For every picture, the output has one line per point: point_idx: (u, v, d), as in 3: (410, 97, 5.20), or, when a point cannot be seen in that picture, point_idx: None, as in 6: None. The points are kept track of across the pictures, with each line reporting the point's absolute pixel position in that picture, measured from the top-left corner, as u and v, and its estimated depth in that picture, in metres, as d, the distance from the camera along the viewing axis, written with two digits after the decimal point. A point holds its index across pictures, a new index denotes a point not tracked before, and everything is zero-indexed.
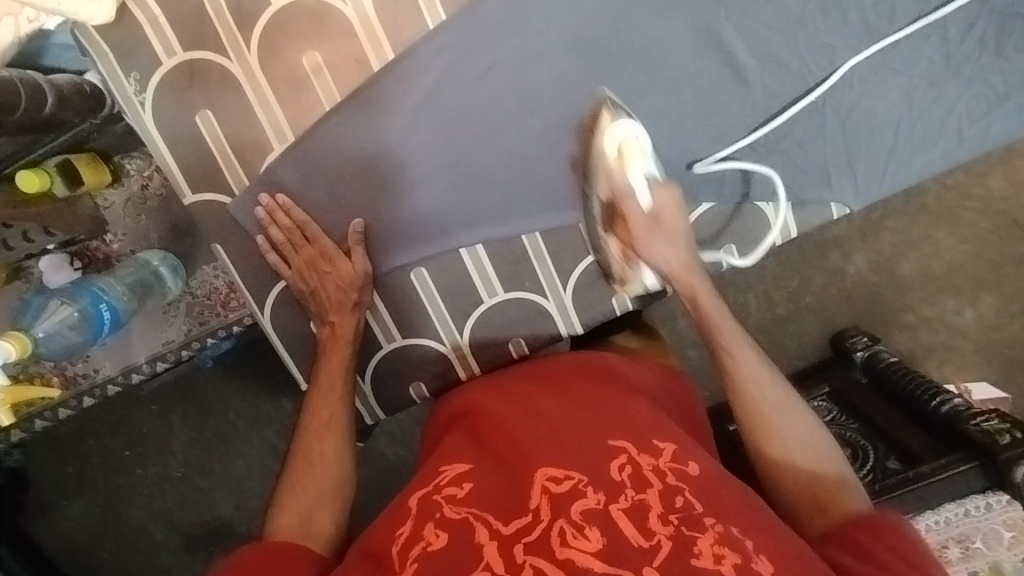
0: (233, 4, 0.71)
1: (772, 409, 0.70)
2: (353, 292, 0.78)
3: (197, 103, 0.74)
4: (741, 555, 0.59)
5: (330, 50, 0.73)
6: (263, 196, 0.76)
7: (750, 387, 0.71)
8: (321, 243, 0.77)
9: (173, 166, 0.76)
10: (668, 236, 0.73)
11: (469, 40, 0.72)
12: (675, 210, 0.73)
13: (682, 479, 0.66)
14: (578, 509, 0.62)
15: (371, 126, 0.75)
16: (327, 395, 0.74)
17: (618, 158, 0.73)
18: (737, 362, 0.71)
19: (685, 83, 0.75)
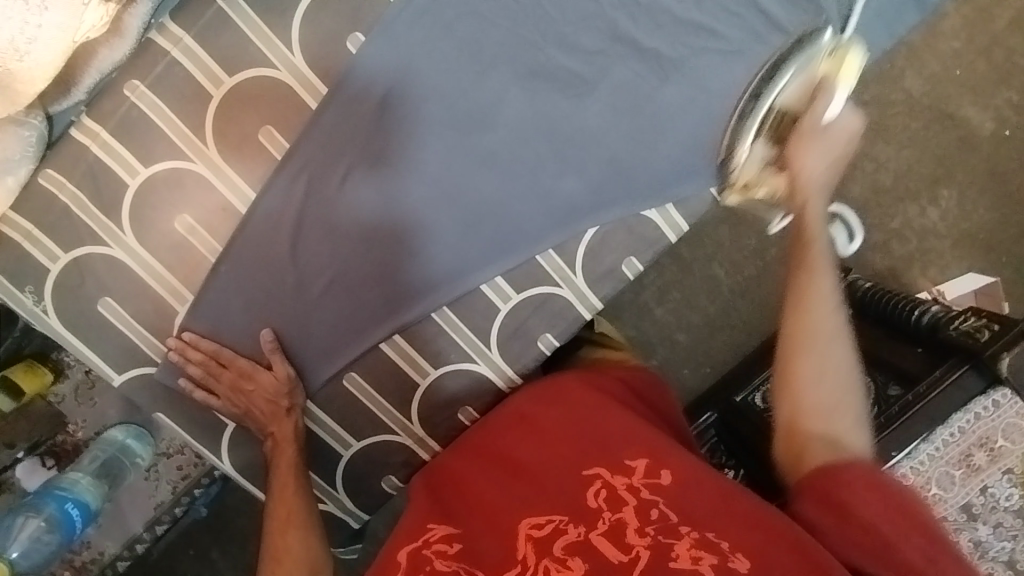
0: (95, 195, 0.74)
1: (826, 335, 0.62)
2: (283, 399, 0.79)
3: (95, 294, 0.77)
4: (719, 556, 0.56)
5: (196, 209, 0.76)
6: (171, 339, 0.78)
7: (814, 305, 0.63)
8: (237, 364, 0.79)
9: (93, 356, 0.79)
10: (822, 152, 0.66)
11: (316, 160, 0.75)
12: (849, 140, 0.67)
13: (660, 489, 0.63)
14: (560, 546, 0.61)
15: (262, 261, 0.77)
16: (281, 496, 0.76)
17: (835, 60, 0.75)
18: (818, 275, 0.64)
19: (531, 125, 0.75)
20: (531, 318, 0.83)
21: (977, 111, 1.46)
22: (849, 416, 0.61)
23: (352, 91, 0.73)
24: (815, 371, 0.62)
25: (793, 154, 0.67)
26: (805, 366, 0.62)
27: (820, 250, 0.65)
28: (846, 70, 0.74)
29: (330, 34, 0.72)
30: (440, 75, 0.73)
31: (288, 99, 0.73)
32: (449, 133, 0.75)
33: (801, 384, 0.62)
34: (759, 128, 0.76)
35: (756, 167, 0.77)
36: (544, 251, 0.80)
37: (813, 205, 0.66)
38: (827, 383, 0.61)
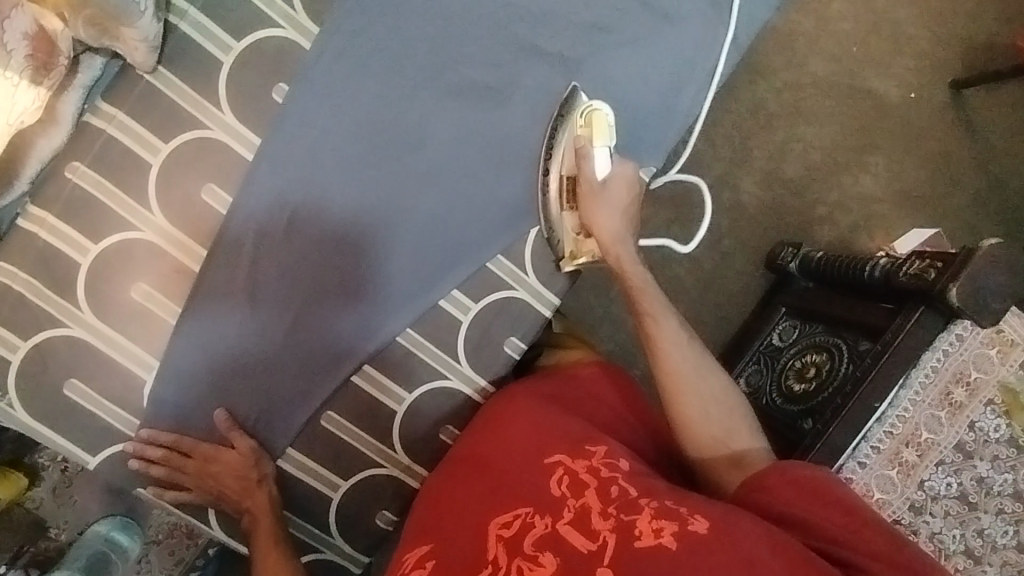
0: (49, 280, 0.75)
1: (682, 374, 0.78)
2: (251, 471, 0.80)
3: (59, 378, 0.77)
4: (678, 522, 0.64)
5: (151, 276, 0.77)
6: (128, 452, 0.79)
7: (668, 351, 0.79)
8: (199, 450, 0.79)
9: (64, 442, 0.79)
10: (612, 205, 0.80)
11: (261, 208, 0.78)
12: (626, 191, 0.80)
13: (618, 472, 0.70)
14: (531, 541, 0.66)
15: (223, 315, 0.79)
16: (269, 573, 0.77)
17: (586, 128, 0.79)
18: (659, 325, 0.80)
19: (467, 133, 0.80)
20: (494, 324, 0.85)
21: (881, 83, 1.58)
22: (743, 431, 0.76)
23: (283, 139, 0.77)
24: (699, 413, 0.77)
25: (588, 221, 0.80)
26: (682, 403, 0.77)
27: (653, 295, 0.81)
28: (598, 131, 0.79)
29: (255, 88, 0.76)
30: (363, 109, 0.78)
31: (225, 156, 0.77)
32: (373, 179, 0.79)
33: (690, 420, 0.77)
34: (557, 200, 0.83)
35: (573, 236, 0.84)
36: (493, 257, 0.84)
37: (626, 258, 0.81)
38: (708, 407, 0.77)
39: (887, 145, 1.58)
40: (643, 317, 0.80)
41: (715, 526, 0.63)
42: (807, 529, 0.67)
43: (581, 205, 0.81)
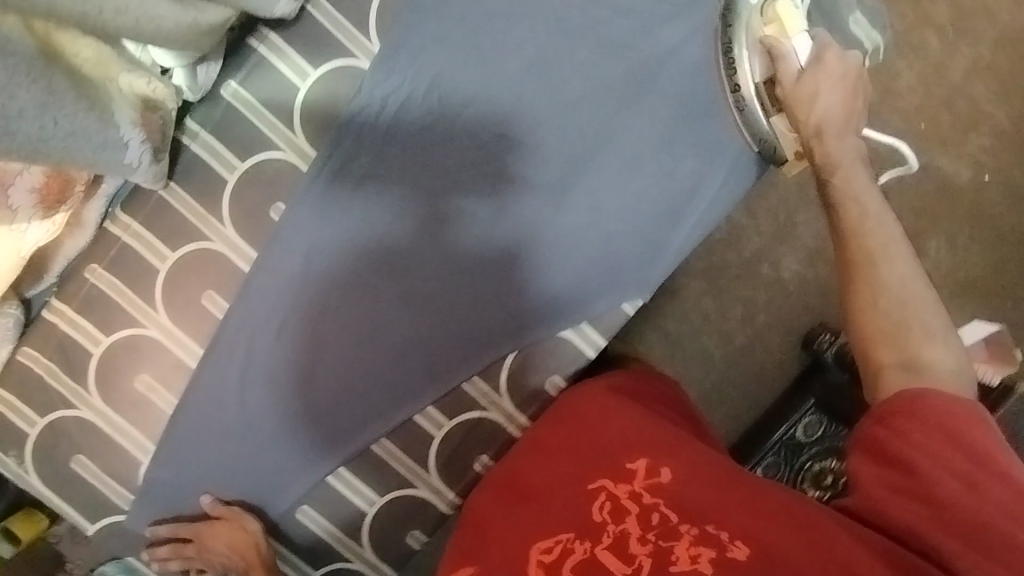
0: (64, 365, 0.83)
1: (866, 255, 0.64)
2: (235, 532, 0.85)
3: (68, 452, 0.85)
4: (716, 548, 0.56)
5: (152, 368, 0.84)
6: (149, 531, 0.87)
7: (880, 257, 0.64)
8: (192, 527, 0.86)
9: (69, 508, 0.87)
10: (830, 84, 0.68)
11: (252, 317, 0.82)
12: (835, 80, 0.68)
13: (659, 491, 0.61)
14: (570, 567, 0.59)
15: (211, 413, 0.84)
16: None
17: (771, 20, 0.71)
18: (850, 211, 0.66)
19: (455, 253, 0.82)
20: (465, 441, 0.87)
21: (948, 161, 1.16)
22: (916, 325, 0.61)
23: (276, 255, 0.81)
24: (898, 276, 0.63)
25: (794, 97, 0.70)
26: (884, 271, 0.63)
27: (855, 180, 0.67)
28: (788, 21, 0.70)
29: (255, 207, 0.81)
30: (355, 230, 0.82)
31: (223, 266, 0.82)
32: (401, 197, 0.81)
33: (866, 307, 0.63)
34: (763, 106, 0.75)
35: (790, 138, 0.75)
36: (468, 379, 0.85)
37: (837, 138, 0.69)
38: (898, 270, 0.63)
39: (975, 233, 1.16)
40: (834, 194, 0.67)
41: (761, 549, 0.55)
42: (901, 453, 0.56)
43: (788, 105, 0.71)
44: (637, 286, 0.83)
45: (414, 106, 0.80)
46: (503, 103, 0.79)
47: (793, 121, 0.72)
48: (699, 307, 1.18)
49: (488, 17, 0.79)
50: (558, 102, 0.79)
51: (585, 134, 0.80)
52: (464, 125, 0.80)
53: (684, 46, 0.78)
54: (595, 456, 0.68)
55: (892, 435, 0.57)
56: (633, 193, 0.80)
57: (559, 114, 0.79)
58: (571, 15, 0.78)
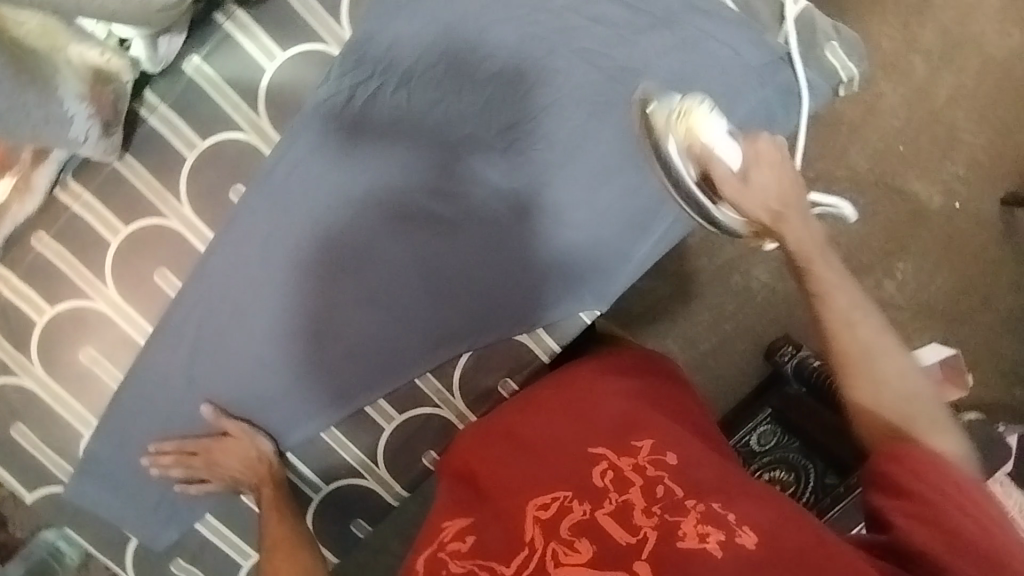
0: (8, 333, 0.81)
1: (858, 351, 0.63)
2: (252, 452, 0.83)
3: (7, 419, 0.83)
4: (725, 531, 0.56)
5: (99, 342, 0.82)
6: (149, 448, 0.84)
7: (849, 338, 0.64)
8: (201, 446, 0.83)
9: (6, 475, 0.85)
10: (760, 187, 0.69)
11: (207, 296, 0.81)
12: (776, 168, 0.69)
13: (665, 468, 0.61)
14: (568, 527, 0.59)
15: (158, 390, 0.83)
16: (277, 534, 0.78)
17: (685, 124, 0.70)
18: (833, 300, 0.65)
19: (419, 249, 0.81)
20: (415, 436, 0.87)
21: (924, 186, 1.11)
22: (925, 401, 0.62)
23: (234, 237, 0.80)
24: (871, 389, 0.62)
25: (731, 200, 0.69)
26: (880, 363, 0.63)
27: (833, 267, 0.67)
28: (699, 122, 0.70)
29: (215, 186, 0.80)
30: (315, 219, 0.80)
31: (178, 243, 0.81)
32: (382, 172, 0.80)
33: (867, 407, 0.62)
34: (707, 196, 0.71)
35: (744, 225, 0.72)
36: (422, 375, 0.85)
37: (794, 223, 0.68)
38: (891, 365, 0.63)
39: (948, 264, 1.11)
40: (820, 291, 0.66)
41: (769, 534, 0.55)
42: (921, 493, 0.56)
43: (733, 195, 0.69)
44: (594, 296, 0.83)
45: (380, 101, 0.79)
46: (470, 106, 0.79)
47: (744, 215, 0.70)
48: (670, 317, 1.18)
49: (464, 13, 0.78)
50: (525, 110, 0.79)
51: (550, 145, 0.79)
52: (431, 124, 0.79)
53: (656, 62, 0.77)
54: (596, 426, 0.68)
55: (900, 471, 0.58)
56: (601, 206, 0.80)
57: (526, 122, 0.79)
58: (547, 19, 0.77)
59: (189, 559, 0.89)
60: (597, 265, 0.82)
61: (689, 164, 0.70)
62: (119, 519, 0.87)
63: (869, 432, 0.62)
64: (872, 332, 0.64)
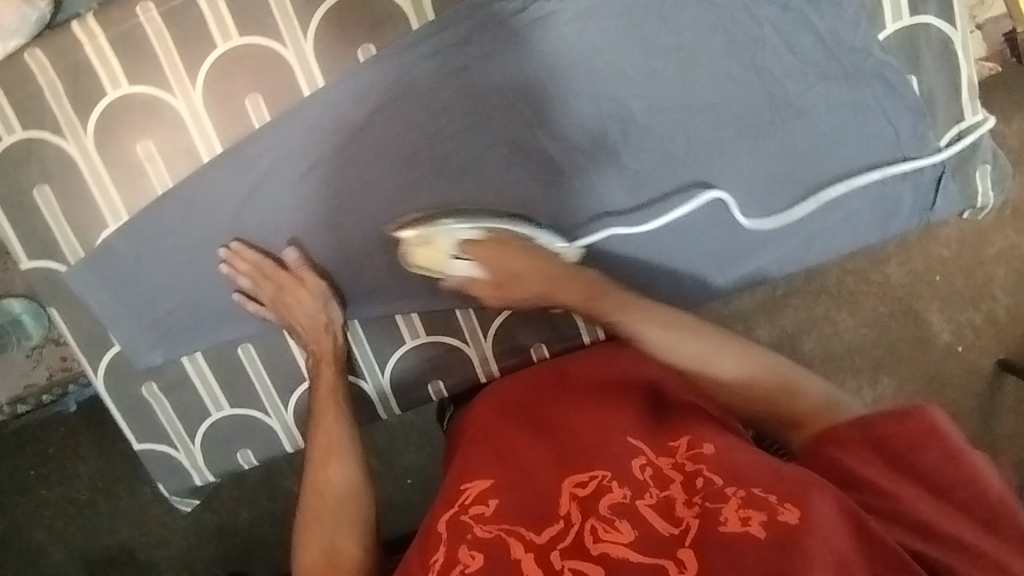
0: (71, 90, 0.75)
1: (696, 363, 0.72)
2: (320, 315, 0.79)
3: (35, 178, 0.77)
4: (767, 512, 0.56)
5: (162, 141, 0.77)
6: (223, 251, 0.79)
7: (664, 349, 0.73)
8: (279, 275, 0.78)
9: (10, 233, 0.79)
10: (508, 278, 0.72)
11: (291, 141, 0.76)
12: (496, 249, 0.72)
13: (703, 458, 0.62)
14: (606, 506, 0.61)
15: (202, 212, 0.79)
16: (323, 426, 0.75)
17: (428, 250, 0.73)
18: (652, 340, 0.74)
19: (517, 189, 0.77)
20: (432, 361, 0.85)
21: (941, 320, 1.17)
22: (728, 363, 0.72)
23: (344, 94, 0.75)
24: (731, 367, 0.72)
25: (501, 275, 0.72)
26: (722, 367, 0.72)
27: (635, 310, 0.74)
28: (434, 255, 0.73)
29: (345, 38, 0.75)
30: (429, 115, 0.76)
31: (283, 78, 0.75)
32: (512, 93, 0.75)
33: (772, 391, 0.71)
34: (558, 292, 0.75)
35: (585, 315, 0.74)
36: (465, 307, 0.82)
37: (589, 289, 0.73)
38: (777, 383, 0.71)
39: (950, 396, 1.17)
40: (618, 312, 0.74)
41: (813, 518, 0.55)
42: (900, 455, 0.60)
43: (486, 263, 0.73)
44: None
45: (548, 24, 0.73)
46: (631, 73, 0.74)
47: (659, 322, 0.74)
48: None
49: None
50: (681, 102, 0.74)
51: (690, 148, 0.75)
52: (585, 72, 0.74)
53: (825, 112, 0.74)
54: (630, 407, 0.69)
55: (839, 453, 0.63)
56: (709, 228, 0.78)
57: (677, 113, 0.75)
58: (745, 20, 0.72)
59: (163, 388, 0.86)
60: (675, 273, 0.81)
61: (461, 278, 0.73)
62: (109, 321, 0.82)
63: (802, 412, 0.69)
64: (763, 351, 0.73)
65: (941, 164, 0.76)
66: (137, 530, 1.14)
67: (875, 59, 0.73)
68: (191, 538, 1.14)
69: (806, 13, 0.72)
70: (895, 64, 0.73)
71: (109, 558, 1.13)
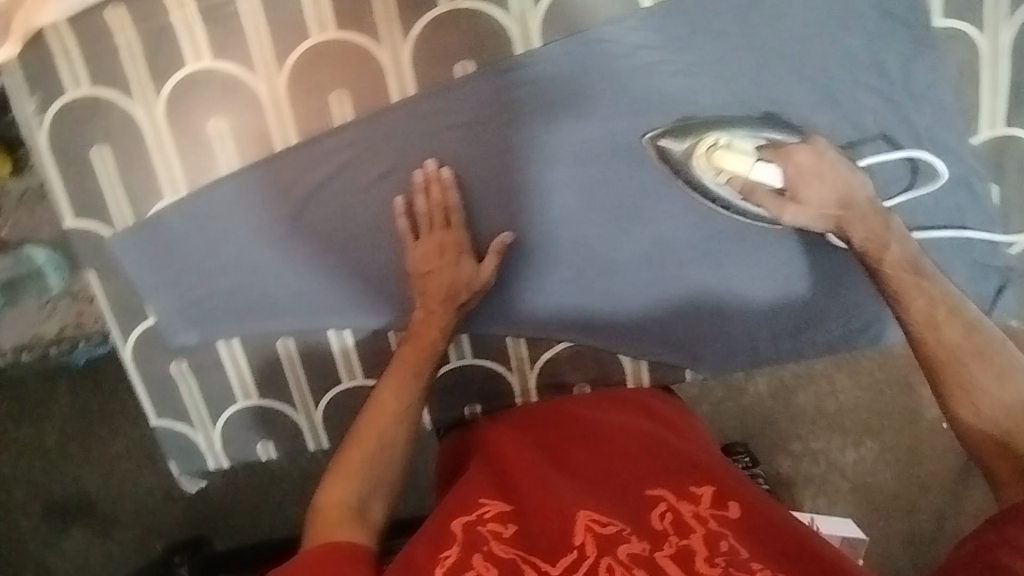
0: (151, 54, 0.72)
1: (971, 354, 0.62)
2: (461, 293, 0.75)
3: (96, 136, 0.74)
4: None
5: (236, 121, 0.74)
6: (398, 199, 0.75)
7: (941, 329, 0.63)
8: (457, 233, 0.75)
9: (58, 189, 0.76)
10: (826, 184, 0.70)
11: (371, 143, 0.74)
12: (826, 165, 0.70)
13: (726, 524, 0.60)
14: (624, 553, 0.58)
15: (264, 200, 0.76)
16: (392, 381, 0.71)
17: (725, 150, 0.71)
18: (953, 336, 0.63)
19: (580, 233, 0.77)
20: (471, 384, 0.83)
21: None
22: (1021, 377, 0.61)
23: (437, 107, 0.73)
24: (989, 378, 0.61)
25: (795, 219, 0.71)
26: (976, 371, 0.61)
27: (918, 275, 0.66)
28: (733, 154, 0.71)
29: (447, 51, 0.72)
30: (520, 140, 0.74)
31: (375, 80, 0.73)
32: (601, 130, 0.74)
33: (941, 353, 0.63)
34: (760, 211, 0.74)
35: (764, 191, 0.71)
36: (515, 337, 0.81)
37: (863, 218, 0.69)
38: (993, 379, 0.61)
39: None
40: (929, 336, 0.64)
41: None
42: None
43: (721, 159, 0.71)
44: (710, 363, 0.83)
45: (654, 74, 0.72)
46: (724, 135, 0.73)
47: (795, 201, 0.70)
48: None
49: (782, 45, 0.71)
50: None
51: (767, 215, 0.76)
52: (682, 126, 0.73)
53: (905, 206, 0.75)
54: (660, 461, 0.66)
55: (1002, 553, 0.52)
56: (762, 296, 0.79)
57: None
58: (848, 105, 0.72)
59: (192, 368, 0.83)
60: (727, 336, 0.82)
61: (739, 180, 0.71)
62: (148, 294, 0.80)
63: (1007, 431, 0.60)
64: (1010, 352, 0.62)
65: (1005, 272, 0.78)
66: (99, 480, 1.05)
67: (961, 163, 0.74)
68: (154, 497, 1.06)
69: (907, 109, 0.72)
70: (980, 171, 0.74)
71: (67, 506, 1.06)
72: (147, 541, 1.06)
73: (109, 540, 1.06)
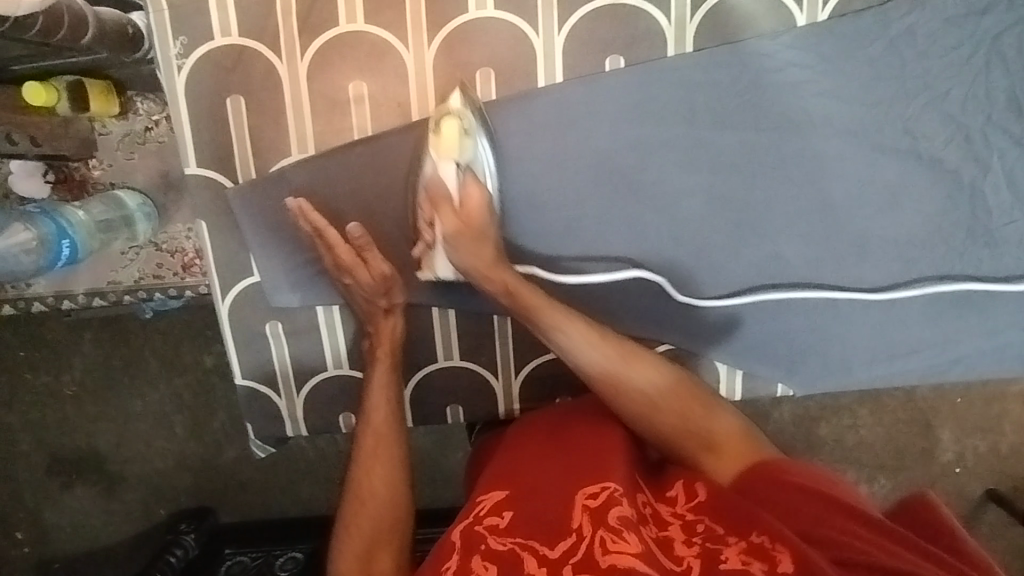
0: (304, 12, 0.72)
1: (619, 367, 0.62)
2: (384, 297, 0.71)
3: (234, 86, 0.74)
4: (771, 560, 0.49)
5: (377, 88, 0.74)
6: (525, 182, 0.76)
7: (631, 369, 0.62)
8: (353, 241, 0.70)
9: (185, 133, 0.75)
10: (475, 234, 0.66)
11: (511, 125, 0.75)
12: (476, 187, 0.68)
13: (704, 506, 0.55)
14: (616, 516, 0.52)
15: (390, 168, 0.76)
16: (376, 425, 0.67)
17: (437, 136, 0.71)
18: (635, 369, 0.62)
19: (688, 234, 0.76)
20: (566, 376, 0.84)
21: None
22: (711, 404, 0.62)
23: (582, 96, 0.74)
24: (642, 378, 0.61)
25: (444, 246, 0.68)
26: (635, 374, 0.62)
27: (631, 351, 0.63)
28: (446, 144, 0.71)
29: (599, 44, 0.73)
30: (650, 139, 0.75)
31: (523, 64, 0.74)
32: (733, 138, 0.74)
33: (620, 380, 0.61)
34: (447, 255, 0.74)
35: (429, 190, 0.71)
36: None
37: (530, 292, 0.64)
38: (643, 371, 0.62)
39: None
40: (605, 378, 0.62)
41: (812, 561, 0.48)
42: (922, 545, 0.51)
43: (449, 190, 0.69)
44: (802, 381, 0.81)
45: (796, 91, 0.73)
46: (856, 160, 0.75)
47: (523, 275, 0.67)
48: None
49: (924, 77, 0.73)
50: (896, 199, 0.76)
51: (884, 242, 0.77)
52: (816, 143, 0.74)
53: (1017, 247, 0.77)
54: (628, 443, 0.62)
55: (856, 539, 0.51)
56: (864, 322, 0.79)
57: (880, 212, 0.76)
58: (978, 143, 0.74)
59: (287, 330, 0.83)
60: (828, 356, 0.80)
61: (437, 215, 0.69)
62: (255, 249, 0.79)
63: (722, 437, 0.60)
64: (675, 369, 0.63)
65: None
66: (114, 439, 1.04)
67: None
68: (166, 462, 1.05)
69: None
70: None
71: (76, 463, 1.05)
72: (152, 506, 1.06)
73: (117, 500, 1.06)
